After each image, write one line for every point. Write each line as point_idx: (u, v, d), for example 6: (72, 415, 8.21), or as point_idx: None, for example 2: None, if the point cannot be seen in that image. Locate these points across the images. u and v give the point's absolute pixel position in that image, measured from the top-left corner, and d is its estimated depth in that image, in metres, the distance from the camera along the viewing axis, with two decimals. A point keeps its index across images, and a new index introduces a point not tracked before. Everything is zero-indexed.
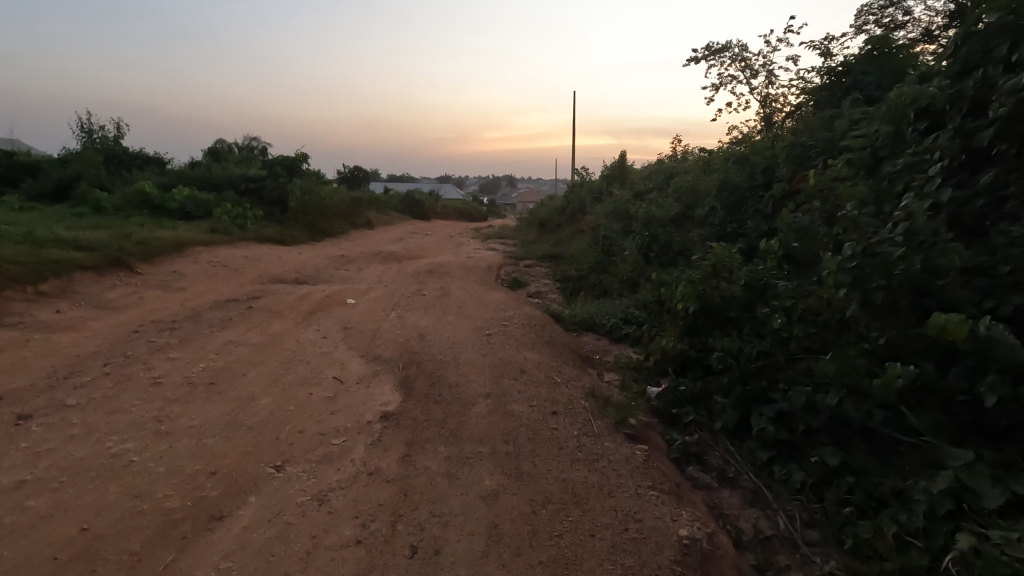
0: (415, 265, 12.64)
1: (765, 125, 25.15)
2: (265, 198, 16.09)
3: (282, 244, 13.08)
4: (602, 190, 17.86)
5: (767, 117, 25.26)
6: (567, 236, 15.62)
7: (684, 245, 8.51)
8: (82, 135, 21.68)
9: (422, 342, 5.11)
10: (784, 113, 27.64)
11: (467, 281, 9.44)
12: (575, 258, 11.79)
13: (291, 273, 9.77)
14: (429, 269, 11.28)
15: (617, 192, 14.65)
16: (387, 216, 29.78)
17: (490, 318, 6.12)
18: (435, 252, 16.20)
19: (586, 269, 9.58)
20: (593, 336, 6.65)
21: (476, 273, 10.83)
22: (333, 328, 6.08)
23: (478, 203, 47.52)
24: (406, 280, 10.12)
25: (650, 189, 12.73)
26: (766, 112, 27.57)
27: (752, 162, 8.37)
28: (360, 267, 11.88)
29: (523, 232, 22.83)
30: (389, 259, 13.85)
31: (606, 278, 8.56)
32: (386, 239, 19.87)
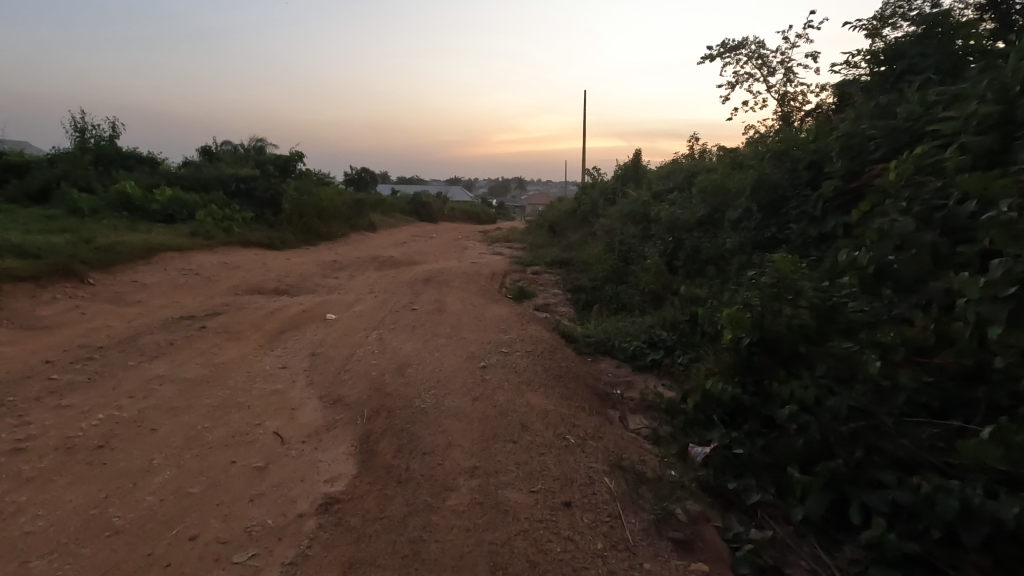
0: (413, 271, 11.63)
1: (784, 125, 23.96)
2: (257, 200, 15.15)
3: (270, 249, 12.14)
4: (616, 191, 16.72)
5: (787, 116, 24.06)
6: (579, 241, 14.50)
7: (714, 252, 7.41)
8: (75, 134, 20.94)
9: (399, 378, 4.08)
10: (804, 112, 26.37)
11: (467, 292, 8.41)
12: (588, 265, 10.72)
13: (271, 283, 8.79)
14: (427, 277, 10.26)
15: (632, 193, 13.55)
16: (392, 218, 28.80)
17: (487, 342, 5.09)
18: (437, 257, 15.17)
19: (601, 279, 8.50)
20: (611, 363, 5.59)
21: (478, 282, 9.79)
22: (299, 353, 5.07)
23: (487, 205, 46.48)
24: (399, 289, 9.11)
25: (670, 189, 11.59)
26: (786, 111, 26.32)
27: (793, 156, 7.24)
28: (353, 275, 10.86)
29: (531, 237, 21.70)
30: (387, 265, 12.85)
31: (624, 290, 7.49)
32: (387, 243, 18.90)
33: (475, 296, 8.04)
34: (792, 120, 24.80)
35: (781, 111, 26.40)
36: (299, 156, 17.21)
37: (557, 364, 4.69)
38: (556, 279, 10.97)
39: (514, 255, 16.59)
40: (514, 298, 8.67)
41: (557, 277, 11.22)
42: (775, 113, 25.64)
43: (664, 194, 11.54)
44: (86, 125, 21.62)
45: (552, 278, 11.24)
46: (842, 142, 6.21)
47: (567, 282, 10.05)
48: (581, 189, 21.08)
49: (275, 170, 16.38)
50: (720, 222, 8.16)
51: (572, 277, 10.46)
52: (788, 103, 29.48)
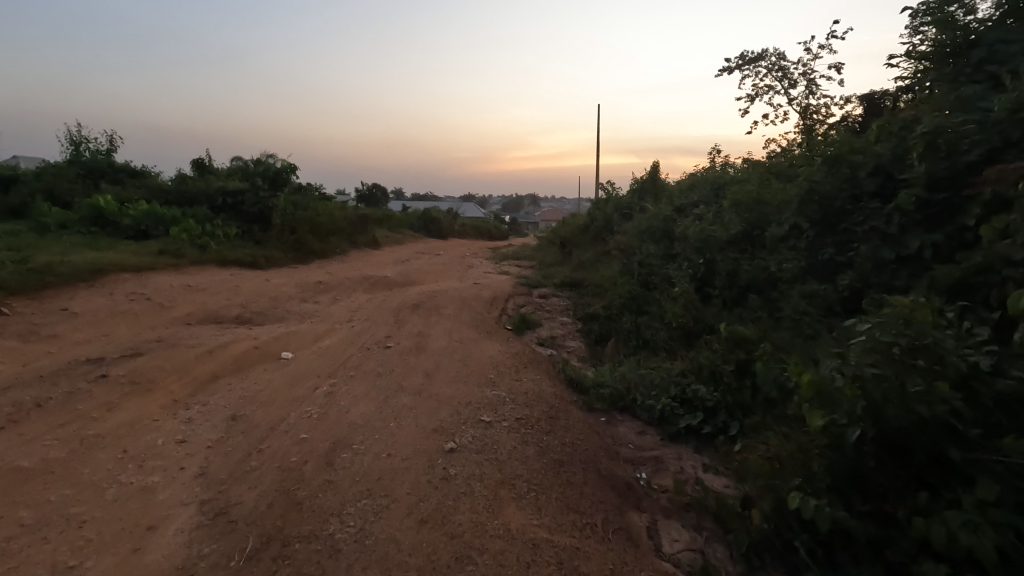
0: (406, 294, 10.44)
1: (808, 138, 22.60)
2: (244, 214, 14.14)
3: (249, 269, 11.04)
4: (633, 205, 15.45)
5: (812, 127, 22.68)
6: (592, 259, 13.21)
7: (756, 278, 6.09)
8: (69, 147, 20.23)
9: (327, 469, 2.83)
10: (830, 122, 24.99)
11: (458, 321, 7.17)
12: (603, 288, 9.42)
13: (235, 310, 7.63)
14: (418, 301, 9.06)
15: (651, 208, 12.26)
16: (398, 234, 27.81)
17: (467, 401, 3.83)
18: (438, 276, 13.96)
19: (617, 308, 7.22)
20: (632, 426, 4.29)
21: (476, 307, 8.55)
22: (218, 415, 3.86)
23: (500, 221, 45.39)
24: (383, 316, 7.89)
25: (695, 203, 10.26)
26: (811, 123, 24.98)
27: (851, 161, 5.91)
28: (337, 299, 9.69)
29: (542, 254, 20.42)
30: (380, 286, 11.66)
31: (645, 322, 6.19)
32: (389, 260, 17.81)
33: (467, 329, 6.80)
34: (819, 132, 23.45)
35: (806, 124, 25.07)
36: (294, 167, 16.22)
37: (559, 438, 3.42)
38: (566, 304, 9.71)
39: (522, 274, 15.34)
40: (515, 329, 7.42)
41: (567, 301, 9.95)
42: (799, 125, 24.27)
43: (688, 208, 10.22)
44: (81, 138, 20.94)
45: (562, 302, 9.97)
46: (925, 139, 4.81)
47: (579, 309, 8.79)
48: (594, 204, 19.79)
49: (267, 182, 15.36)
50: (760, 240, 6.83)
51: (585, 304, 9.19)
52: (811, 116, 28.12)
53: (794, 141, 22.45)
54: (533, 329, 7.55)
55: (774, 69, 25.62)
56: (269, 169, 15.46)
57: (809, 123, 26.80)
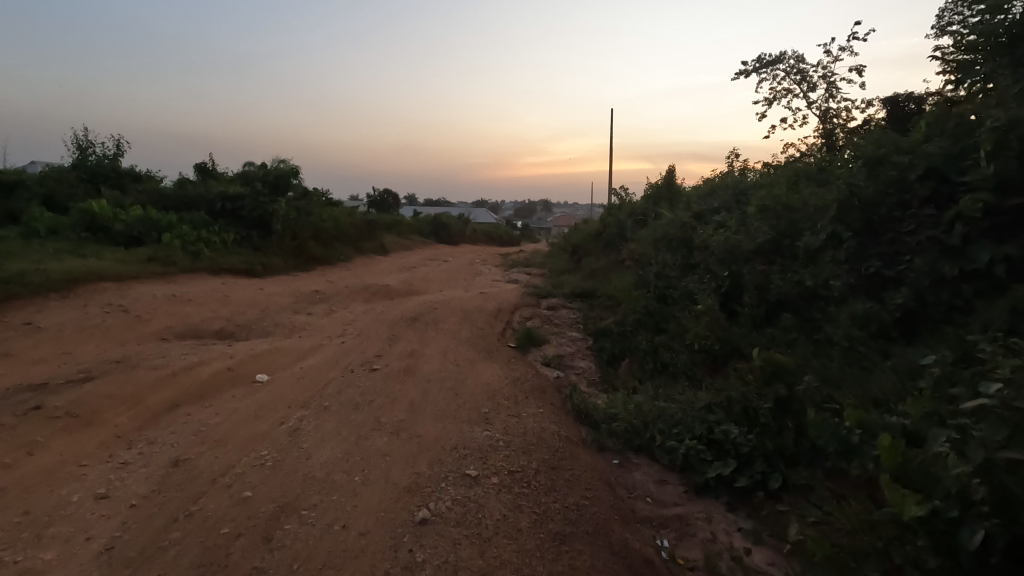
0: (406, 305, 9.87)
1: (828, 144, 21.86)
2: (244, 220, 13.69)
3: (243, 277, 10.55)
4: (647, 212, 14.78)
5: (832, 132, 21.96)
6: (605, 269, 12.53)
7: (790, 295, 5.40)
8: (75, 152, 20.05)
9: (262, 551, 2.23)
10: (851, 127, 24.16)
11: (457, 337, 6.56)
12: (617, 300, 8.77)
13: (218, 323, 7.11)
14: (416, 313, 8.47)
15: (666, 215, 11.59)
16: (407, 240, 27.37)
17: (453, 445, 3.22)
18: (443, 285, 13.38)
19: (632, 325, 6.56)
20: (651, 473, 3.64)
21: (478, 320, 7.93)
22: (161, 456, 3.29)
23: (511, 227, 44.88)
24: (377, 331, 7.31)
25: (715, 211, 9.56)
26: (831, 127, 24.16)
27: (897, 163, 5.20)
28: (333, 310, 9.14)
29: (552, 262, 19.76)
30: (381, 296, 11.10)
31: (664, 342, 5.53)
32: (394, 267, 17.29)
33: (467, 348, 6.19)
34: (841, 137, 22.59)
35: (827, 129, 24.22)
36: (296, 171, 15.76)
37: (562, 499, 2.79)
38: (577, 317, 9.04)
39: (531, 283, 14.72)
40: (519, 346, 6.80)
41: (577, 314, 9.30)
42: (819, 130, 23.44)
43: (707, 215, 9.53)
44: (87, 142, 20.74)
45: (572, 315, 9.32)
46: (993, 136, 4.08)
47: (590, 324, 8.13)
48: (606, 210, 19.10)
49: (267, 187, 14.90)
50: (792, 251, 6.13)
51: (597, 319, 8.53)
52: (832, 121, 27.17)
53: (815, 146, 21.66)
54: (539, 347, 6.92)
55: (792, 72, 24.99)
56: (271, 174, 15.00)
57: (830, 127, 25.90)
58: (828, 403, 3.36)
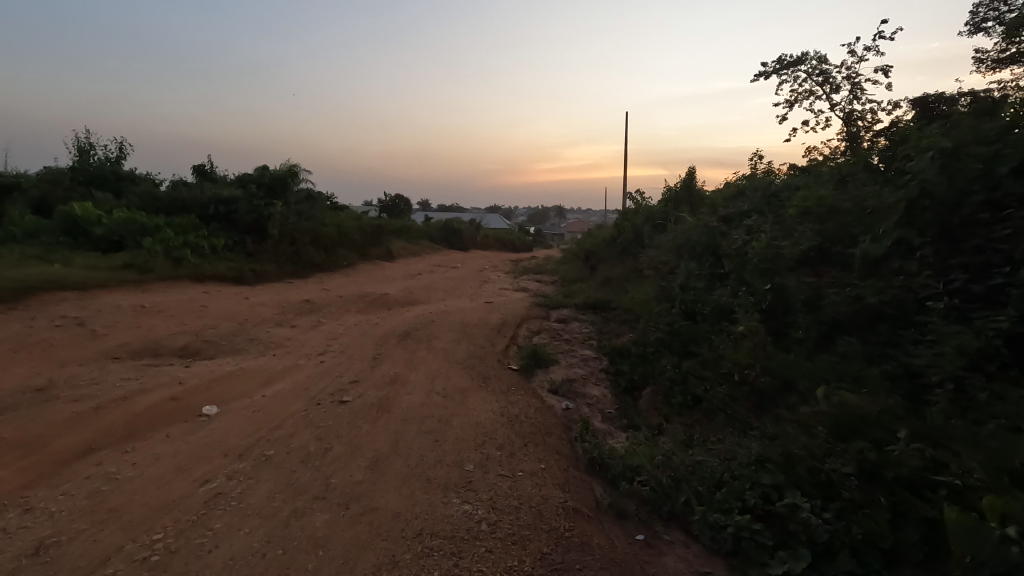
0: (403, 317, 9.04)
1: (854, 147, 20.90)
2: (238, 224, 13.01)
3: (229, 286, 9.80)
4: (665, 216, 13.85)
5: (857, 134, 21.01)
6: (621, 278, 11.61)
7: (849, 314, 4.46)
8: (76, 155, 19.62)
9: None
10: (877, 130, 23.11)
11: (450, 358, 5.70)
12: (635, 314, 7.85)
13: (184, 338, 6.33)
14: (411, 327, 7.64)
15: (688, 219, 10.64)
16: (415, 245, 26.65)
17: (417, 531, 2.45)
18: (446, 294, 12.55)
19: (654, 345, 5.64)
20: (690, 558, 2.74)
21: (478, 336, 7.06)
22: (23, 537, 2.46)
23: (524, 233, 44.04)
24: (363, 348, 6.47)
25: (744, 214, 8.59)
26: (856, 130, 23.14)
27: (984, 153, 4.24)
28: (321, 322, 8.33)
29: (564, 269, 18.89)
30: (378, 306, 10.28)
31: (695, 369, 4.61)
32: (399, 274, 16.54)
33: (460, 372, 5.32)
34: (867, 140, 21.50)
35: (852, 131, 23.13)
36: (295, 173, 15.08)
37: None
38: (591, 333, 8.13)
39: (541, 292, 13.85)
40: (524, 368, 5.90)
41: (591, 329, 8.38)
42: (843, 132, 22.38)
43: (735, 219, 8.57)
44: (90, 145, 20.38)
45: (585, 330, 8.41)
46: None
47: (606, 343, 7.21)
48: (621, 214, 18.21)
49: (263, 190, 14.21)
50: (846, 260, 5.17)
51: (613, 336, 7.59)
52: (856, 124, 26.04)
53: (840, 150, 20.62)
54: (547, 369, 6.03)
55: (813, 73, 24.21)
56: (267, 176, 14.30)
57: (853, 131, 24.82)
58: (940, 478, 2.44)
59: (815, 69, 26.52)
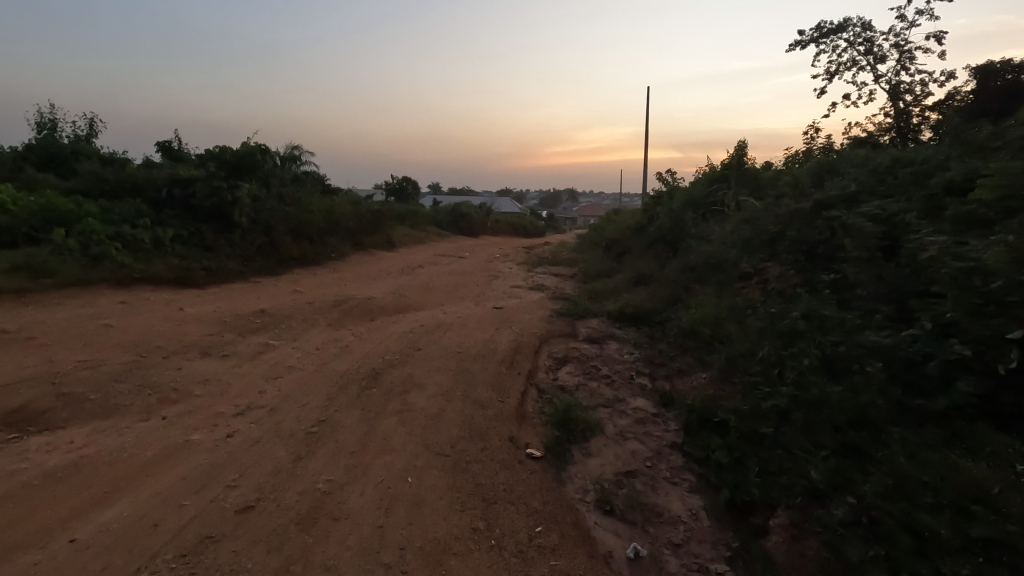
0: (383, 337, 6.83)
1: (911, 125, 18.36)
2: (196, 211, 10.81)
3: (164, 293, 7.65)
4: (713, 203, 11.49)
5: (913, 109, 18.52)
6: (665, 280, 9.24)
7: None
8: (37, 130, 17.45)
9: None
10: (933, 105, 20.47)
11: (431, 439, 3.46)
12: (707, 342, 5.51)
13: (29, 388, 4.16)
14: (386, 358, 5.41)
15: (756, 207, 8.28)
16: (420, 232, 24.43)
17: None
18: (447, 296, 10.31)
19: (773, 422, 3.37)
20: None
21: (481, 377, 4.79)
22: None
23: (536, 217, 41.50)
24: (304, 405, 4.25)
25: (849, 197, 6.18)
26: (910, 104, 20.55)
27: None
28: (269, 347, 6.12)
29: (585, 260, 16.61)
30: (356, 317, 8.05)
31: (900, 508, 2.33)
32: (396, 268, 14.35)
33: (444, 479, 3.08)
34: (925, 115, 18.83)
35: (904, 104, 20.40)
36: (268, 150, 12.75)
37: None
38: (640, 367, 5.85)
39: (562, 292, 11.60)
40: (552, 449, 3.64)
41: (638, 360, 6.08)
42: (895, 108, 19.77)
43: (837, 204, 6.16)
44: (54, 121, 18.16)
45: (630, 360, 6.10)
46: None
47: (670, 392, 4.92)
48: (651, 199, 15.81)
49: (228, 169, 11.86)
50: None
51: (677, 378, 5.27)
52: (903, 98, 23.34)
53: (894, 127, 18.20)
54: (589, 451, 3.77)
55: (860, 40, 21.57)
56: (231, 152, 11.92)
57: (902, 105, 22.15)
58: None
59: (858, 37, 23.71)
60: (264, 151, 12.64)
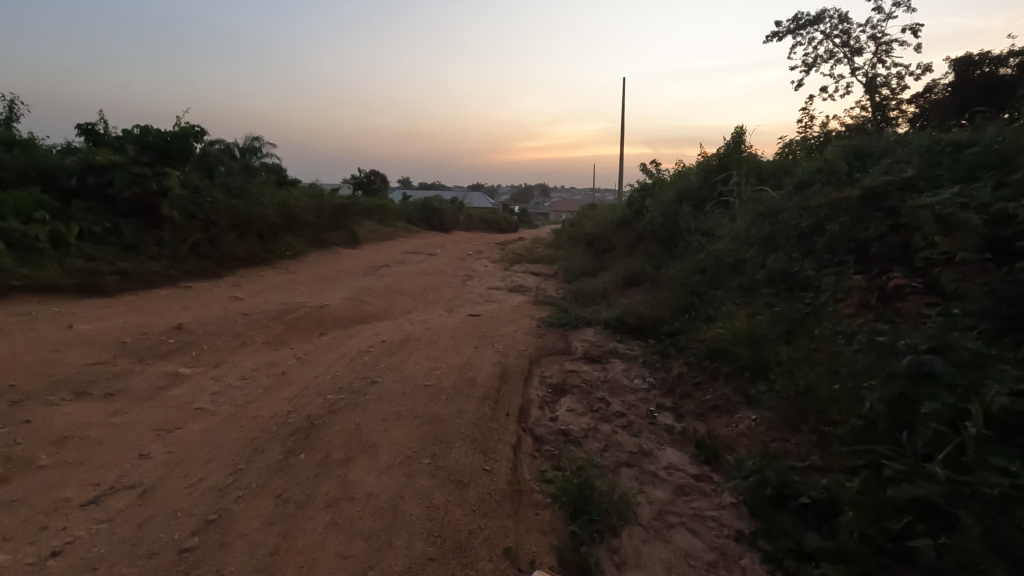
0: (332, 359, 5.46)
1: (892, 116, 17.91)
2: (115, 203, 9.14)
3: (52, 305, 6.08)
4: (710, 195, 10.45)
5: (893, 102, 18.15)
6: (668, 282, 8.05)
7: None
8: None
9: None
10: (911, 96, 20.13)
11: (380, 568, 2.26)
12: (748, 368, 4.32)
13: None
14: (330, 395, 4.06)
15: (773, 198, 7.21)
16: (387, 228, 22.84)
17: None
18: (415, 301, 8.94)
19: (924, 526, 2.19)
20: None
21: (456, 430, 3.47)
22: None
23: (509, 212, 40.07)
24: (198, 484, 2.89)
25: (905, 183, 5.07)
26: (889, 97, 20.18)
27: None
28: (178, 379, 4.69)
29: (566, 257, 15.43)
30: (302, 331, 6.62)
31: None
32: (358, 267, 12.86)
33: None
34: (906, 106, 18.40)
35: (885, 95, 19.83)
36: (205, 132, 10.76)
37: None
38: (660, 399, 4.62)
39: (545, 294, 10.36)
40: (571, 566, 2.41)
41: (655, 388, 4.85)
42: (876, 99, 19.33)
43: (892, 192, 5.04)
44: None
45: (645, 388, 4.87)
46: None
47: (712, 439, 3.69)
48: (635, 191, 14.72)
49: (155, 155, 9.88)
50: None
51: (714, 416, 4.06)
52: (880, 90, 22.84)
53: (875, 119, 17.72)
54: (624, 558, 2.54)
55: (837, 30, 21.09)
56: (158, 134, 9.92)
57: (880, 97, 21.77)
58: None
59: (835, 27, 23.03)
60: (199, 134, 10.64)
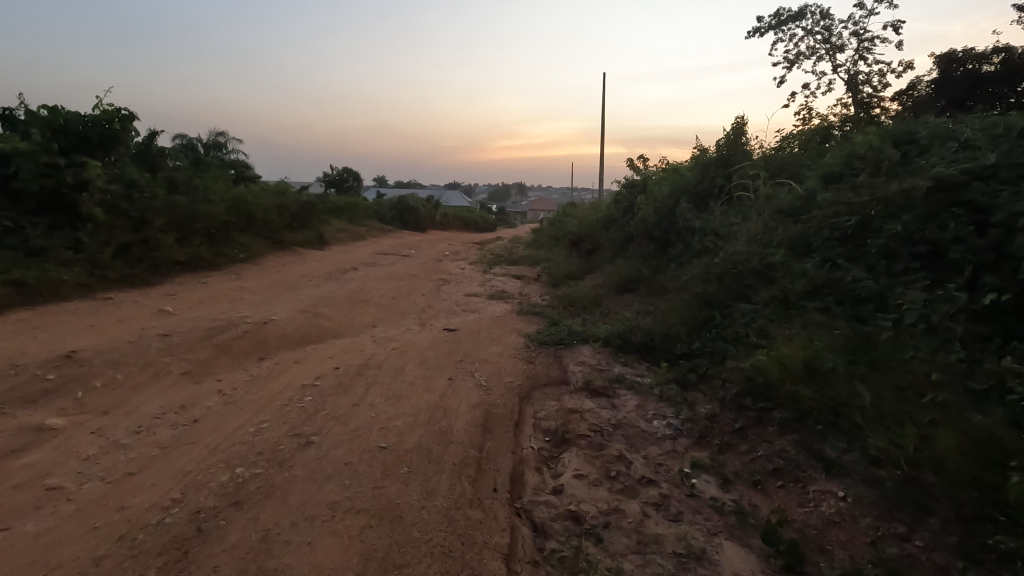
0: (264, 398, 4.24)
1: (882, 111, 17.33)
2: (21, 199, 7.71)
3: None
4: (710, 191, 9.46)
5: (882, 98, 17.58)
6: (673, 290, 7.00)
7: None
8: None
9: None
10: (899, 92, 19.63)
11: None
12: (815, 414, 3.27)
13: None
14: (244, 467, 2.88)
15: (796, 193, 6.21)
16: (359, 227, 21.46)
17: None
18: (382, 312, 7.73)
19: None
20: None
21: (418, 538, 2.35)
22: None
23: (487, 210, 38.85)
24: None
25: (984, 172, 4.11)
26: (876, 93, 19.65)
27: None
28: (43, 440, 3.45)
29: (549, 258, 14.33)
30: (236, 356, 5.37)
31: None
32: (320, 272, 11.53)
33: None
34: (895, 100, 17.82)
35: (870, 90, 19.22)
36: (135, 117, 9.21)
37: None
38: (693, 452, 3.54)
39: (529, 301, 9.24)
40: None
41: (683, 434, 3.77)
42: (865, 94, 18.74)
43: (967, 182, 4.06)
44: None
45: (669, 434, 3.79)
46: None
47: (786, 528, 2.65)
48: (622, 187, 13.70)
49: (71, 142, 8.36)
50: None
51: (776, 483, 3.01)
52: (863, 88, 22.37)
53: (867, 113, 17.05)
54: None
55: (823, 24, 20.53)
56: (73, 118, 8.40)
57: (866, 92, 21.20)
58: None
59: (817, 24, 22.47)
60: (127, 119, 9.09)
